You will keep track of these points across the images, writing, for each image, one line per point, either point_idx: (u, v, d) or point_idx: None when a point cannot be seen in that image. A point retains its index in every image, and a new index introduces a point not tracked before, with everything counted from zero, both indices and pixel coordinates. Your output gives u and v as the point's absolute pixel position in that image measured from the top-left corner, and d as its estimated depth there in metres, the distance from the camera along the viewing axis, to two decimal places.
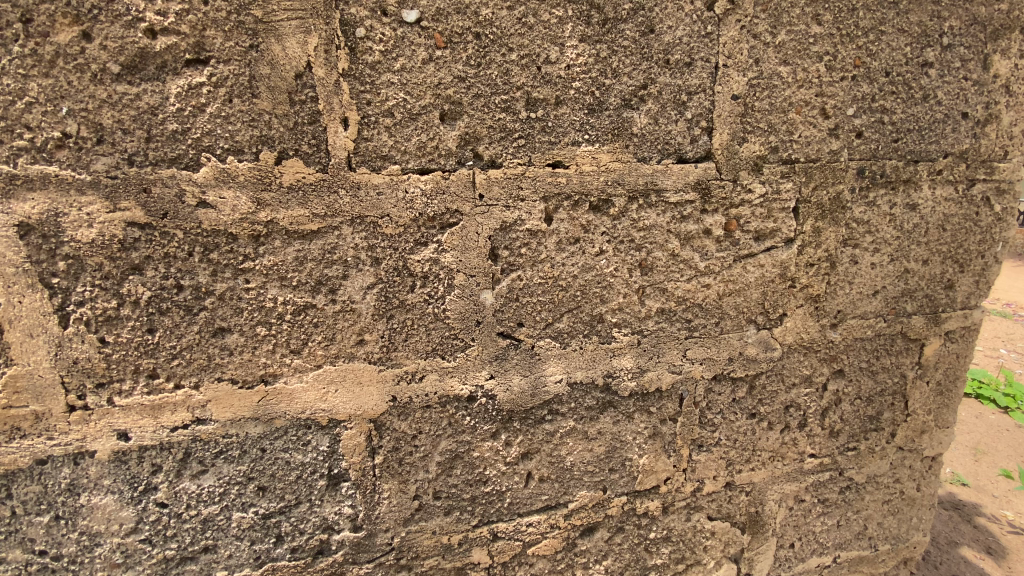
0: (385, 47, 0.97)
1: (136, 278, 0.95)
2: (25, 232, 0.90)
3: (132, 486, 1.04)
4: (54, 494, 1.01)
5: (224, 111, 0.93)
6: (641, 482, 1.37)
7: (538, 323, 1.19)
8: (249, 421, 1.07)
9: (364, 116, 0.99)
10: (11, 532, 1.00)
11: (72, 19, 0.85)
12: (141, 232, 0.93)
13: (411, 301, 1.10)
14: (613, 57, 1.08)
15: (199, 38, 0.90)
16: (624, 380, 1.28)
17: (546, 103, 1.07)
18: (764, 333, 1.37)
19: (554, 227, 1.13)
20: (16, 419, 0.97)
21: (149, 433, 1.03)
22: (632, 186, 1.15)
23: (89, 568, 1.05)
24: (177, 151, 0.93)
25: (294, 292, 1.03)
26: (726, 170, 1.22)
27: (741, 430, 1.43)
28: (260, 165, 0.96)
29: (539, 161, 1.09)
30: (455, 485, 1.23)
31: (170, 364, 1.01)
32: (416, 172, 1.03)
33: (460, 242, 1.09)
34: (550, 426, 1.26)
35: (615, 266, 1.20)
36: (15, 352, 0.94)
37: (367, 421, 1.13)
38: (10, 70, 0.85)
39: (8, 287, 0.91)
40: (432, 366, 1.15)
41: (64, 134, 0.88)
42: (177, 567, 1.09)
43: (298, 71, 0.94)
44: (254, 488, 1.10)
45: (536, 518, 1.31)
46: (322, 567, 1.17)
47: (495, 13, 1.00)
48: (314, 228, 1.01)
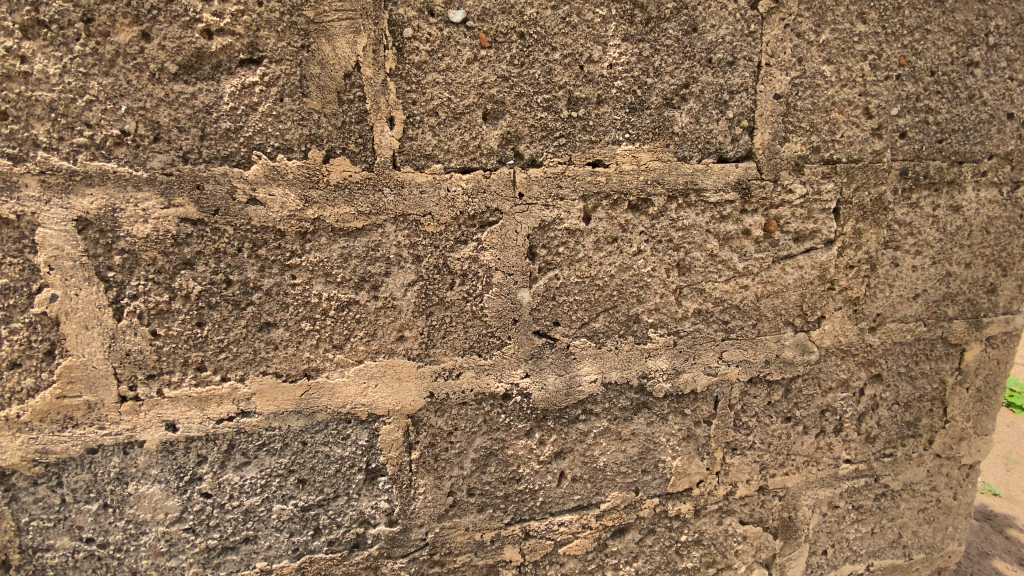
0: (431, 47, 0.98)
1: (187, 272, 0.98)
2: (82, 226, 0.92)
3: (178, 476, 1.07)
4: (103, 482, 1.04)
5: (275, 110, 0.95)
6: (674, 485, 1.36)
7: (574, 322, 1.19)
8: (291, 414, 1.09)
9: (409, 116, 1.00)
10: (61, 519, 1.04)
11: (132, 19, 0.88)
12: (194, 228, 0.96)
13: (450, 298, 1.11)
14: (656, 56, 1.08)
15: (253, 38, 0.92)
16: (659, 381, 1.27)
17: (587, 102, 1.07)
18: (802, 335, 1.35)
19: (593, 226, 1.13)
20: (70, 409, 1.00)
21: (195, 425, 1.05)
22: (672, 186, 1.15)
23: (135, 555, 1.08)
24: (229, 149, 0.95)
25: (337, 289, 1.05)
26: (767, 170, 1.20)
27: (776, 434, 1.41)
28: (309, 164, 0.98)
29: (579, 160, 1.09)
30: (488, 483, 1.24)
31: (218, 357, 1.03)
32: (457, 171, 1.04)
33: (500, 241, 1.09)
34: (583, 425, 1.26)
35: (653, 265, 1.19)
36: (71, 343, 0.97)
37: (406, 416, 1.15)
38: (72, 69, 0.88)
39: (66, 280, 0.94)
40: (469, 363, 1.15)
41: (123, 132, 0.91)
42: (218, 557, 1.12)
43: (347, 71, 0.96)
44: (294, 480, 1.12)
45: (568, 517, 1.31)
46: (357, 561, 1.19)
47: (540, 13, 1.01)
48: (358, 226, 1.02)
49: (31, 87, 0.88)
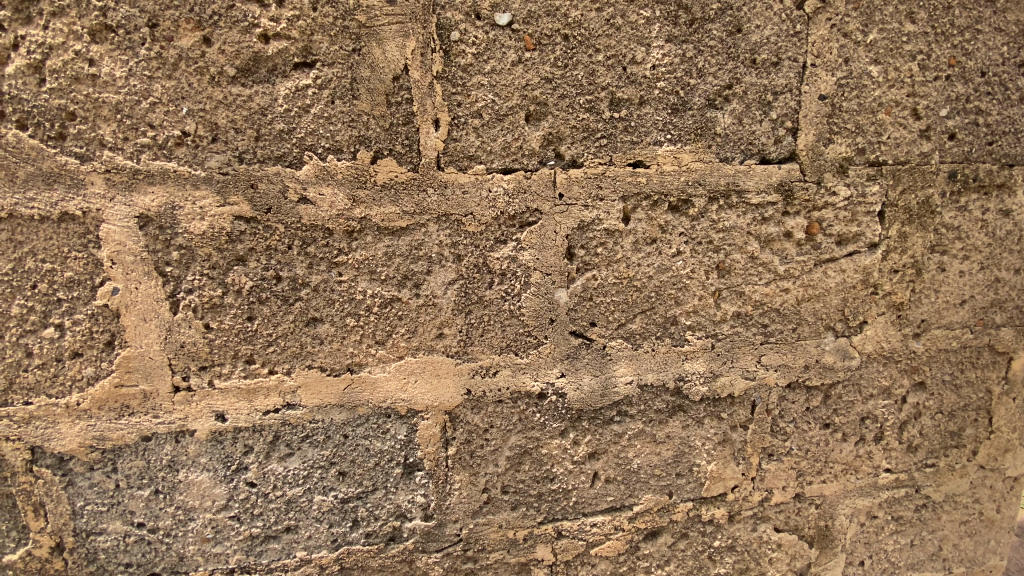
0: (477, 50, 1.00)
1: (240, 268, 1.01)
2: (144, 223, 0.97)
3: (225, 465, 1.10)
4: (155, 469, 1.08)
5: (326, 112, 0.98)
6: (708, 489, 1.35)
7: (611, 323, 1.19)
8: (334, 407, 1.12)
9: (454, 118, 1.02)
10: (115, 504, 1.08)
11: (195, 25, 0.92)
12: (247, 226, 0.99)
13: (489, 297, 1.12)
14: (699, 57, 1.08)
15: (307, 42, 0.95)
16: (695, 384, 1.26)
17: (629, 103, 1.07)
18: (843, 340, 1.33)
19: (632, 227, 1.13)
20: (127, 397, 1.04)
21: (243, 416, 1.09)
22: (713, 187, 1.14)
23: (183, 540, 1.12)
24: (282, 149, 0.98)
25: (381, 286, 1.07)
26: (810, 171, 1.19)
27: (814, 440, 1.39)
28: (357, 164, 1.00)
29: (620, 161, 1.09)
30: (522, 481, 1.25)
31: (266, 351, 1.06)
32: (499, 172, 1.06)
33: (539, 241, 1.10)
34: (618, 427, 1.26)
35: (692, 267, 1.18)
36: (130, 335, 1.01)
37: (443, 412, 1.16)
38: (138, 72, 0.92)
39: (127, 274, 0.98)
40: (506, 362, 1.17)
41: (183, 133, 0.95)
42: (260, 545, 1.15)
43: (395, 74, 0.98)
44: (335, 472, 1.15)
45: (601, 518, 1.31)
46: (393, 554, 1.21)
47: (584, 15, 1.02)
48: (402, 225, 1.05)
49: (98, 89, 0.92)
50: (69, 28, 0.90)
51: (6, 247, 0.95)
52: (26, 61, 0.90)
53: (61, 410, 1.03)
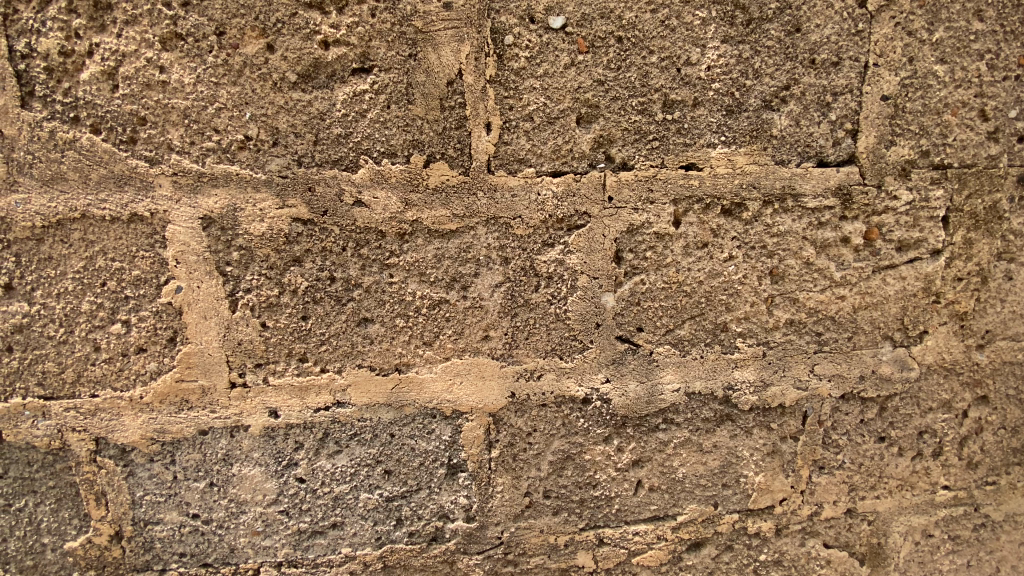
0: (531, 53, 1.00)
1: (296, 269, 1.04)
2: (207, 224, 1.00)
3: (277, 460, 1.13)
4: (211, 462, 1.12)
5: (382, 116, 1.00)
6: (755, 501, 1.31)
7: (658, 329, 1.17)
8: (382, 406, 1.13)
9: (506, 121, 1.02)
10: (172, 494, 1.12)
11: (259, 32, 0.95)
12: (304, 228, 1.02)
13: (535, 300, 1.12)
14: (756, 57, 1.06)
15: (365, 48, 0.97)
16: (745, 393, 1.23)
17: (683, 104, 1.06)
18: (901, 351, 1.27)
19: (683, 231, 1.11)
20: (187, 392, 1.08)
21: (295, 412, 1.11)
22: (768, 190, 1.11)
23: (234, 532, 1.15)
24: (339, 153, 1.00)
25: (430, 287, 1.09)
26: (871, 175, 1.15)
27: (868, 454, 1.33)
28: (410, 168, 1.02)
29: (672, 163, 1.08)
30: (564, 486, 1.24)
31: (319, 349, 1.09)
32: (549, 175, 1.06)
33: (587, 244, 1.09)
34: (663, 435, 1.23)
35: (744, 272, 1.16)
36: (191, 332, 1.05)
37: (487, 414, 1.17)
38: (205, 78, 0.96)
39: (191, 273, 1.02)
40: (551, 366, 1.16)
41: (246, 137, 0.98)
42: (308, 540, 1.17)
43: (449, 78, 1.00)
44: (381, 471, 1.16)
45: (644, 527, 1.28)
46: (435, 554, 1.21)
47: (639, 17, 1.01)
48: (452, 227, 1.06)
49: (167, 95, 0.96)
50: (140, 36, 0.94)
51: (79, 246, 1.00)
52: (101, 68, 0.95)
53: (124, 403, 1.07)
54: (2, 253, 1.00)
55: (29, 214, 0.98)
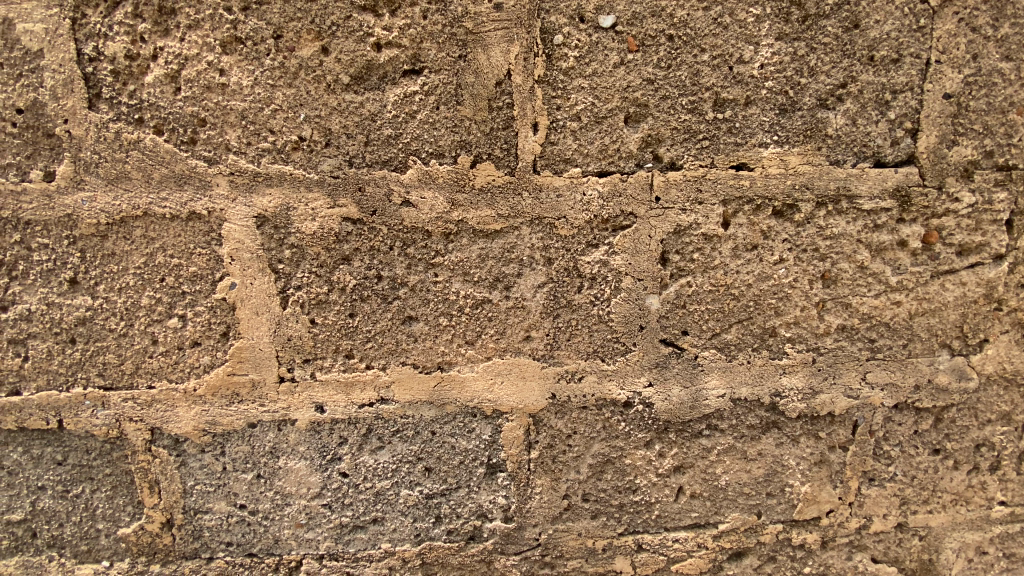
0: (580, 53, 1.00)
1: (345, 267, 1.06)
2: (261, 222, 1.03)
3: (321, 454, 1.15)
4: (259, 455, 1.15)
5: (431, 117, 1.01)
6: (800, 512, 1.27)
7: (704, 333, 1.14)
8: (424, 404, 1.15)
9: (554, 121, 1.02)
10: (221, 485, 1.16)
11: (315, 35, 0.97)
12: (353, 227, 1.04)
13: (578, 301, 1.11)
14: (811, 55, 1.03)
15: (416, 50, 0.99)
16: (793, 401, 1.19)
17: (735, 103, 1.04)
18: (959, 360, 1.22)
19: (732, 233, 1.09)
20: (238, 386, 1.11)
21: (341, 408, 1.13)
22: (821, 192, 1.08)
23: (279, 524, 1.18)
24: (389, 154, 1.02)
25: (473, 287, 1.09)
26: (930, 176, 1.11)
27: (922, 467, 1.28)
28: (457, 168, 1.03)
29: (722, 163, 1.06)
30: (603, 490, 1.22)
31: (365, 346, 1.11)
32: (595, 175, 1.05)
33: (632, 245, 1.08)
34: (707, 441, 1.20)
35: (795, 276, 1.12)
36: (243, 327, 1.08)
37: (527, 415, 1.16)
38: (262, 81, 0.99)
39: (245, 270, 1.05)
40: (593, 368, 1.15)
41: (300, 138, 1.01)
42: (349, 533, 1.19)
43: (498, 79, 1.00)
44: (421, 468, 1.18)
45: (684, 534, 1.26)
46: (473, 553, 1.22)
47: (691, 15, 1.00)
48: (497, 227, 1.06)
49: (226, 97, 0.99)
50: (202, 40, 0.98)
51: (140, 243, 1.04)
52: (164, 71, 0.99)
53: (179, 394, 1.11)
54: (69, 248, 1.04)
55: (95, 211, 1.02)
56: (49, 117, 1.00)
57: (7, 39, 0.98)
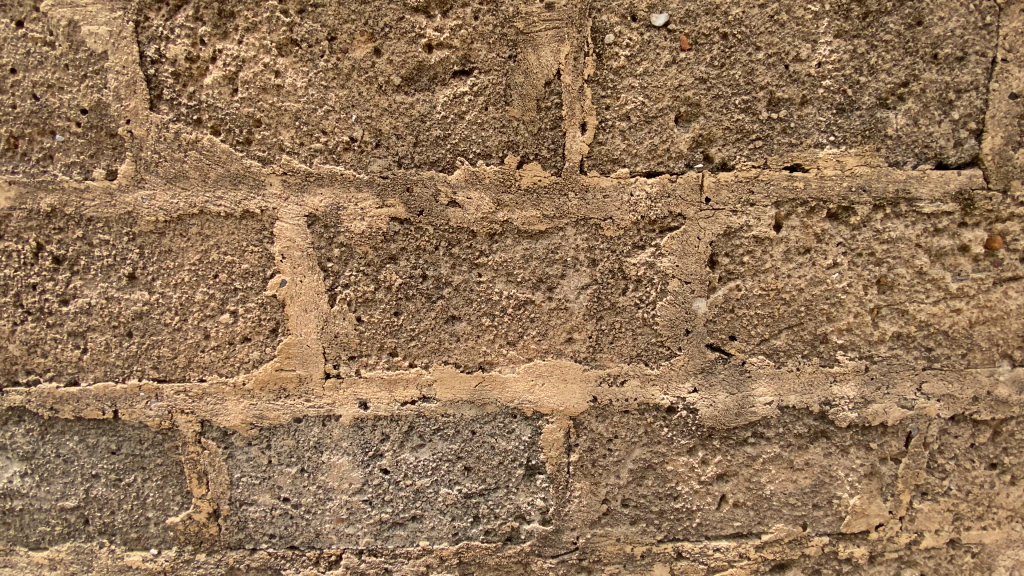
0: (631, 52, 0.99)
1: (391, 266, 1.07)
2: (311, 221, 1.05)
3: (364, 450, 1.17)
4: (303, 449, 1.17)
5: (480, 118, 1.01)
6: (848, 525, 1.22)
7: (752, 338, 1.12)
8: (465, 403, 1.15)
9: (603, 121, 1.01)
10: (267, 478, 1.18)
11: (368, 37, 0.99)
12: (400, 227, 1.05)
13: (622, 303, 1.10)
14: (871, 52, 1.00)
15: (467, 50, 0.99)
16: (843, 410, 1.15)
17: (790, 103, 1.01)
18: (1021, 371, 1.16)
19: (784, 235, 1.06)
20: (285, 381, 1.13)
21: (384, 405, 1.15)
22: (879, 194, 1.05)
23: (321, 518, 1.20)
24: (437, 154, 1.03)
25: (516, 288, 1.09)
26: (995, 179, 1.06)
27: (978, 482, 1.22)
28: (504, 168, 1.03)
29: (775, 164, 1.03)
30: (643, 496, 1.20)
31: (408, 344, 1.12)
32: (643, 175, 1.04)
33: (680, 247, 1.06)
34: (752, 449, 1.18)
35: (849, 281, 1.09)
36: (292, 324, 1.10)
37: (568, 417, 1.15)
38: (316, 82, 1.01)
39: (295, 267, 1.07)
40: (636, 372, 1.13)
41: (351, 138, 1.02)
42: (388, 530, 1.20)
43: (548, 79, 1.00)
44: (461, 467, 1.18)
45: (725, 544, 1.22)
46: (510, 554, 1.21)
47: (746, 13, 0.98)
48: (542, 228, 1.06)
49: (281, 98, 1.01)
50: (259, 42, 1.00)
51: (195, 240, 1.07)
52: (222, 73, 1.01)
53: (229, 388, 1.14)
54: (128, 245, 1.08)
55: (153, 209, 1.06)
56: (113, 117, 1.03)
57: (75, 42, 1.02)
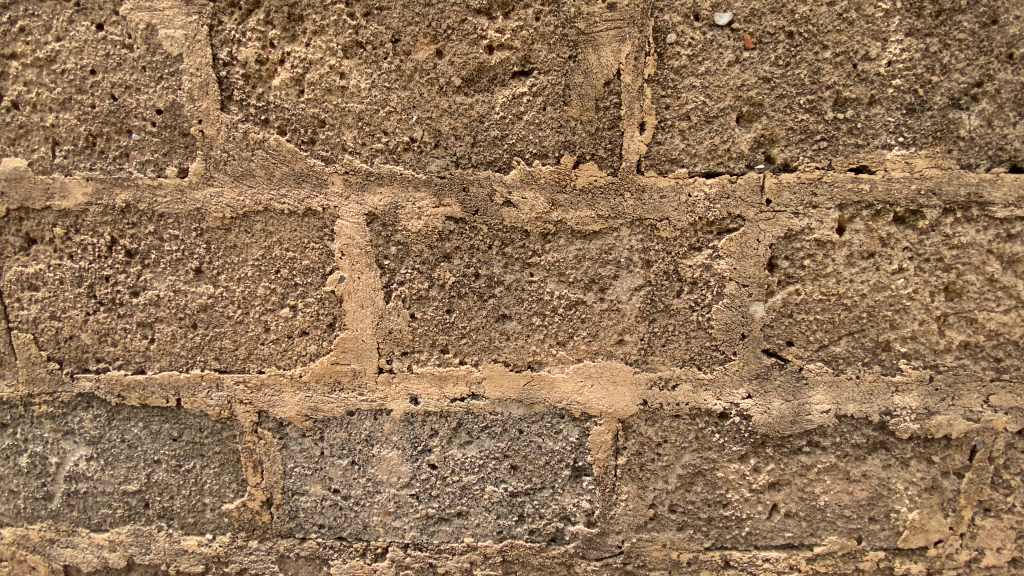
0: (693, 51, 0.98)
1: (446, 265, 1.09)
2: (370, 220, 1.08)
3: (413, 445, 1.19)
4: (355, 442, 1.19)
5: (538, 118, 1.02)
6: (906, 540, 1.17)
7: (810, 344, 1.09)
8: (514, 402, 1.16)
9: (662, 121, 1.01)
10: (318, 469, 1.21)
11: (431, 39, 1.01)
12: (456, 226, 1.07)
13: (676, 306, 1.09)
14: (944, 51, 0.97)
15: (527, 51, 1.00)
16: (905, 420, 1.11)
17: (857, 102, 0.99)
18: None
19: (847, 239, 1.04)
20: (340, 375, 1.16)
21: (434, 401, 1.16)
22: (949, 198, 1.01)
23: (369, 510, 1.22)
24: (494, 155, 1.04)
25: (568, 288, 1.09)
26: None
27: None
28: (561, 168, 1.04)
29: (840, 165, 1.01)
30: (691, 502, 1.18)
31: (460, 342, 1.13)
32: (702, 176, 1.03)
33: (738, 250, 1.05)
34: (806, 458, 1.15)
35: (915, 287, 1.05)
36: (348, 319, 1.13)
37: (617, 420, 1.15)
38: (379, 83, 1.03)
39: (353, 264, 1.10)
40: (688, 376, 1.12)
41: (411, 139, 1.05)
42: (434, 525, 1.22)
43: (608, 79, 1.00)
44: (508, 465, 1.18)
45: (775, 554, 1.19)
46: (554, 555, 1.21)
47: (813, 11, 0.96)
48: (596, 229, 1.06)
49: (345, 99, 1.04)
50: (326, 45, 1.03)
51: (259, 236, 1.11)
52: (290, 74, 1.05)
53: (286, 380, 1.17)
54: (196, 240, 1.13)
55: (221, 206, 1.10)
56: (186, 118, 1.08)
57: (152, 44, 1.07)
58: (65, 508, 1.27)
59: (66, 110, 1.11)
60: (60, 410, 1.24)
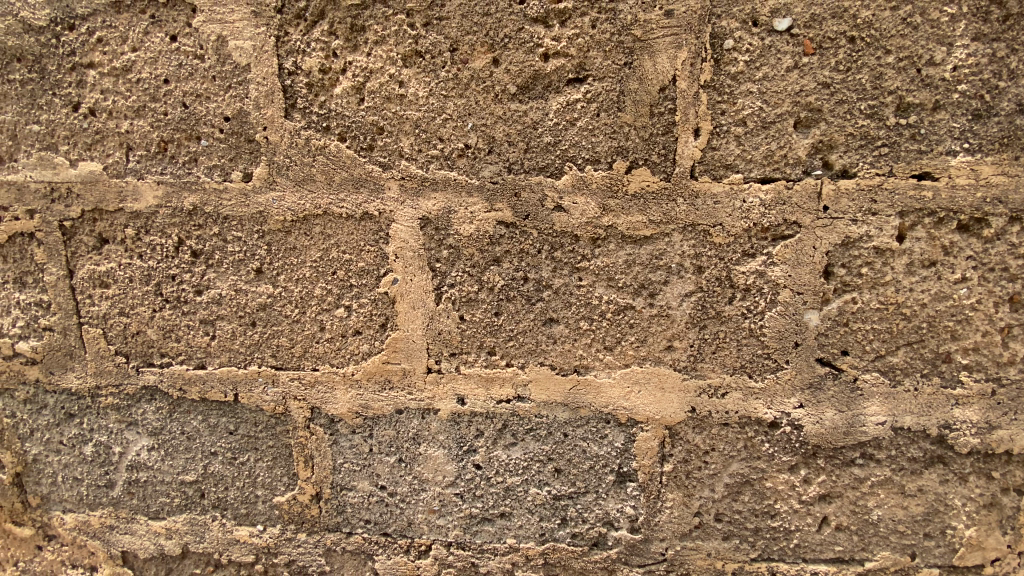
0: (750, 57, 0.98)
1: (496, 268, 1.11)
2: (424, 223, 1.11)
3: (459, 445, 1.21)
4: (403, 440, 1.22)
5: (591, 124, 1.04)
6: (962, 558, 1.13)
7: (866, 354, 1.07)
8: (560, 405, 1.17)
9: (717, 126, 1.01)
10: (366, 465, 1.24)
11: (488, 48, 1.04)
12: (507, 230, 1.09)
13: (727, 313, 1.08)
14: (1013, 56, 0.95)
15: (582, 59, 1.02)
16: (965, 435, 1.08)
17: (920, 108, 0.97)
18: None
19: (907, 246, 1.01)
20: (390, 374, 1.19)
21: (481, 402, 1.18)
22: (1017, 206, 0.98)
23: (414, 508, 1.25)
24: (547, 160, 1.06)
25: (617, 293, 1.10)
26: None
27: None
28: (613, 174, 1.05)
29: (901, 171, 0.99)
30: (738, 512, 1.17)
31: (508, 344, 1.15)
32: (757, 182, 1.02)
33: (793, 257, 1.03)
34: (859, 471, 1.12)
35: (979, 297, 1.02)
36: (400, 320, 1.16)
37: (664, 427, 1.14)
38: (436, 91, 1.06)
39: (406, 267, 1.13)
40: (737, 383, 1.11)
41: (466, 145, 1.07)
42: (477, 525, 1.23)
43: (663, 85, 1.01)
44: (552, 468, 1.19)
45: (824, 568, 1.17)
46: (596, 560, 1.21)
47: (876, 15, 0.95)
48: (647, 234, 1.06)
49: (404, 107, 1.08)
50: (386, 54, 1.07)
51: (317, 239, 1.15)
52: (351, 83, 1.09)
53: (338, 378, 1.21)
54: (258, 242, 1.18)
55: (282, 209, 1.15)
56: (252, 124, 1.13)
57: (222, 55, 1.12)
58: (126, 496, 1.34)
59: (140, 117, 1.18)
60: (125, 401, 1.31)
